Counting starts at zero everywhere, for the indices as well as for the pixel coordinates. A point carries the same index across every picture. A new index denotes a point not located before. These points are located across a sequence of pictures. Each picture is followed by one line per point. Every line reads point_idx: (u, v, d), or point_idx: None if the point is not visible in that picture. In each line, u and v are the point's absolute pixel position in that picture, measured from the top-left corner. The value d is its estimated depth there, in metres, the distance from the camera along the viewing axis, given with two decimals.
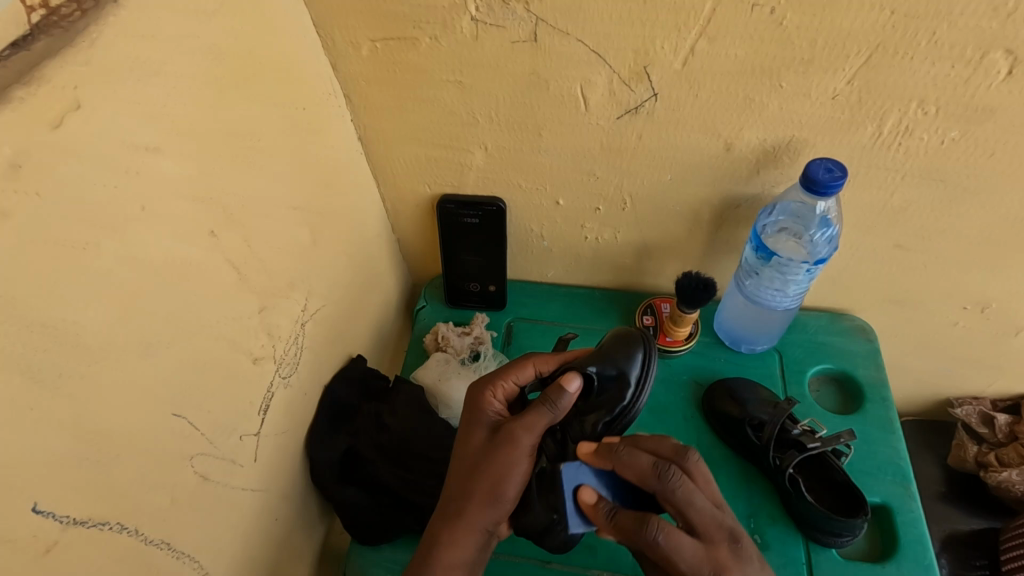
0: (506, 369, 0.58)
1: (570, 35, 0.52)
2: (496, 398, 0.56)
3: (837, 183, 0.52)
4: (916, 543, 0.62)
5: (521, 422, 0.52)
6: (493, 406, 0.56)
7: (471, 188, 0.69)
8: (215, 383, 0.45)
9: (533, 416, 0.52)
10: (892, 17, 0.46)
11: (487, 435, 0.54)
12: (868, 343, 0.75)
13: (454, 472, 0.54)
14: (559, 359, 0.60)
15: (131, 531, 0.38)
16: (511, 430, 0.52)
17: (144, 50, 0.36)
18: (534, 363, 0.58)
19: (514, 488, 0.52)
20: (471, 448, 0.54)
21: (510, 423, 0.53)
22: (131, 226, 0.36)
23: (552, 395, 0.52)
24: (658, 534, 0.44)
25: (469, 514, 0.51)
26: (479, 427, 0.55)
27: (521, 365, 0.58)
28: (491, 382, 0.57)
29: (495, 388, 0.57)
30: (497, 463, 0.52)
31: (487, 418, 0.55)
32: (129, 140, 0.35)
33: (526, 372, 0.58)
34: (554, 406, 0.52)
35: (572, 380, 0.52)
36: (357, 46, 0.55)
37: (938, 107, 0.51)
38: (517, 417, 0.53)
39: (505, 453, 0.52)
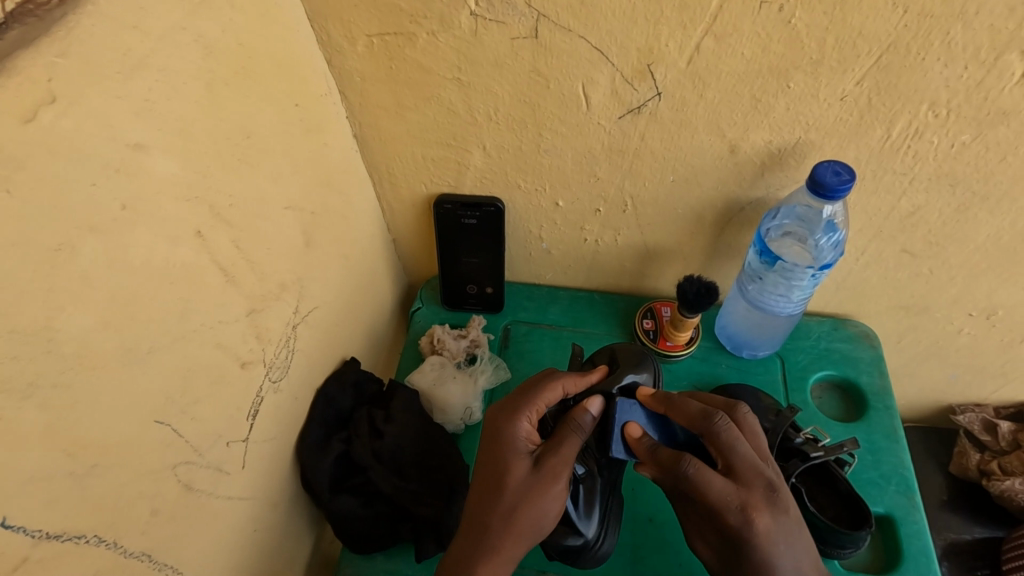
0: (537, 393, 0.56)
1: (573, 32, 0.50)
2: (528, 423, 0.54)
3: (844, 187, 0.51)
4: (920, 555, 0.61)
5: (564, 454, 0.51)
6: (526, 433, 0.53)
7: (470, 189, 0.68)
8: (202, 390, 0.43)
9: (569, 447, 0.52)
10: (905, 16, 0.45)
11: (528, 467, 0.51)
12: (873, 349, 0.74)
13: (490, 501, 0.50)
14: (583, 380, 0.59)
15: (110, 543, 0.37)
16: (554, 464, 0.51)
17: (127, 41, 0.34)
18: (563, 384, 0.58)
19: (551, 520, 0.50)
20: (511, 479, 0.50)
21: (553, 457, 0.51)
22: (114, 227, 0.34)
23: (583, 423, 0.53)
24: (687, 469, 0.46)
25: (507, 547, 0.48)
26: (519, 457, 0.51)
27: (552, 388, 0.56)
28: (527, 408, 0.55)
29: (528, 415, 0.54)
30: (541, 497, 0.50)
31: (524, 449, 0.52)
32: (111, 137, 0.34)
33: (555, 394, 0.56)
34: (584, 432, 0.53)
35: (595, 402, 0.54)
36: (353, 41, 0.54)
37: (949, 110, 0.50)
38: (558, 449, 0.51)
39: (548, 486, 0.50)
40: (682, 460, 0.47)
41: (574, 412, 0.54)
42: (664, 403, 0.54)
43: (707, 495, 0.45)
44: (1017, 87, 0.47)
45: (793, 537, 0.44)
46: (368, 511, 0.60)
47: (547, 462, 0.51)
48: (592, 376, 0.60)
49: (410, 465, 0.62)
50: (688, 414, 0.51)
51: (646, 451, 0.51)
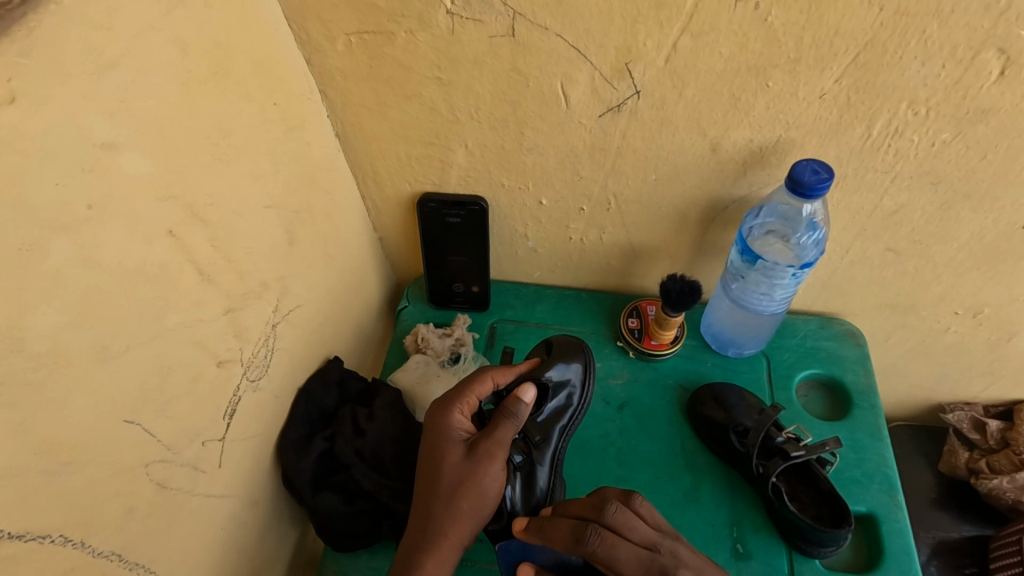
0: (467, 385, 0.57)
1: (550, 31, 0.50)
2: (462, 415, 0.55)
3: (822, 186, 0.51)
4: (902, 554, 0.61)
5: (495, 440, 0.52)
6: (460, 424, 0.54)
7: (454, 187, 0.68)
8: (177, 389, 0.43)
9: (502, 432, 0.53)
10: (882, 15, 0.44)
11: (462, 454, 0.52)
12: (858, 348, 0.73)
13: (431, 493, 0.51)
14: (513, 371, 0.61)
15: (80, 543, 0.37)
16: (489, 448, 0.52)
17: (96, 41, 0.34)
18: (492, 376, 0.59)
19: (493, 503, 0.52)
20: (447, 469, 0.52)
21: (486, 442, 0.52)
22: (82, 226, 0.34)
23: (517, 410, 0.54)
24: (592, 539, 0.46)
25: (451, 532, 0.50)
26: (454, 445, 0.53)
27: (481, 379, 0.57)
28: (459, 398, 0.56)
29: (461, 406, 0.55)
30: (477, 482, 0.51)
31: (458, 438, 0.53)
32: (77, 136, 0.33)
33: (486, 386, 0.57)
34: (517, 418, 0.54)
35: (526, 390, 0.55)
36: (332, 39, 0.54)
37: (929, 109, 0.50)
38: (490, 433, 0.53)
39: (484, 470, 0.51)
40: (586, 534, 0.47)
41: (506, 400, 0.55)
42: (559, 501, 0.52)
43: (615, 566, 0.45)
44: (995, 85, 0.47)
45: (711, 572, 0.45)
46: (349, 509, 0.60)
47: (482, 448, 0.52)
48: (522, 366, 0.62)
49: (392, 463, 0.62)
50: (582, 505, 0.51)
51: (536, 537, 0.50)
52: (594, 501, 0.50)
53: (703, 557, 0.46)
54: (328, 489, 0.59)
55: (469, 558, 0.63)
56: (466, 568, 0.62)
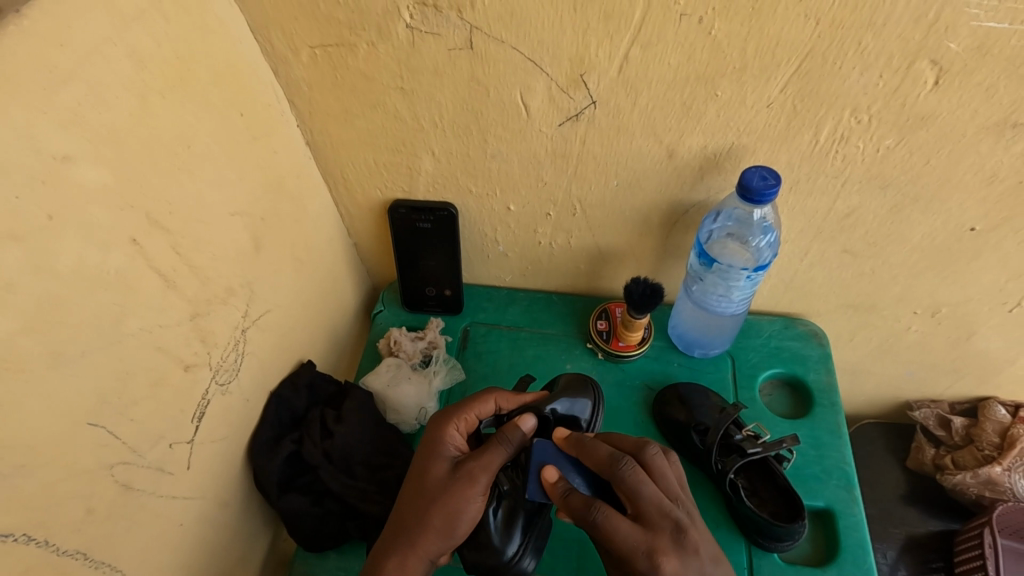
0: (470, 402, 0.58)
1: (505, 43, 0.52)
2: (458, 432, 0.57)
3: (770, 191, 0.53)
4: (857, 548, 0.63)
5: (481, 462, 0.53)
6: (454, 440, 0.56)
7: (423, 194, 0.69)
8: (140, 392, 0.45)
9: (491, 455, 0.53)
10: (818, 27, 0.46)
11: (447, 469, 0.54)
12: (820, 347, 0.75)
13: (410, 500, 0.53)
14: (518, 398, 0.61)
15: (40, 541, 0.38)
16: (471, 469, 0.53)
17: (55, 58, 0.36)
18: (495, 398, 0.60)
19: (466, 523, 0.53)
20: (431, 479, 0.53)
21: (471, 463, 0.53)
22: (38, 236, 0.36)
23: (512, 435, 0.54)
24: (641, 459, 0.51)
25: (418, 545, 0.51)
26: (441, 460, 0.54)
27: (484, 398, 0.59)
28: (458, 414, 0.57)
29: (458, 422, 0.57)
30: (455, 500, 0.52)
31: (448, 453, 0.55)
32: (32, 149, 0.35)
33: (488, 405, 0.59)
34: (509, 445, 0.54)
35: (526, 419, 0.56)
36: (296, 51, 0.55)
37: (871, 116, 0.52)
38: (479, 455, 0.53)
39: (463, 491, 0.52)
40: (646, 447, 0.51)
41: (504, 426, 0.56)
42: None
43: (614, 536, 0.46)
44: (931, 93, 0.49)
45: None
46: (318, 509, 0.61)
47: (465, 467, 0.53)
48: (530, 397, 0.62)
49: (361, 465, 0.64)
50: (627, 445, 0.53)
51: (611, 438, 0.55)
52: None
53: (714, 546, 0.46)
54: (297, 490, 0.61)
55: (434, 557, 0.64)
56: None
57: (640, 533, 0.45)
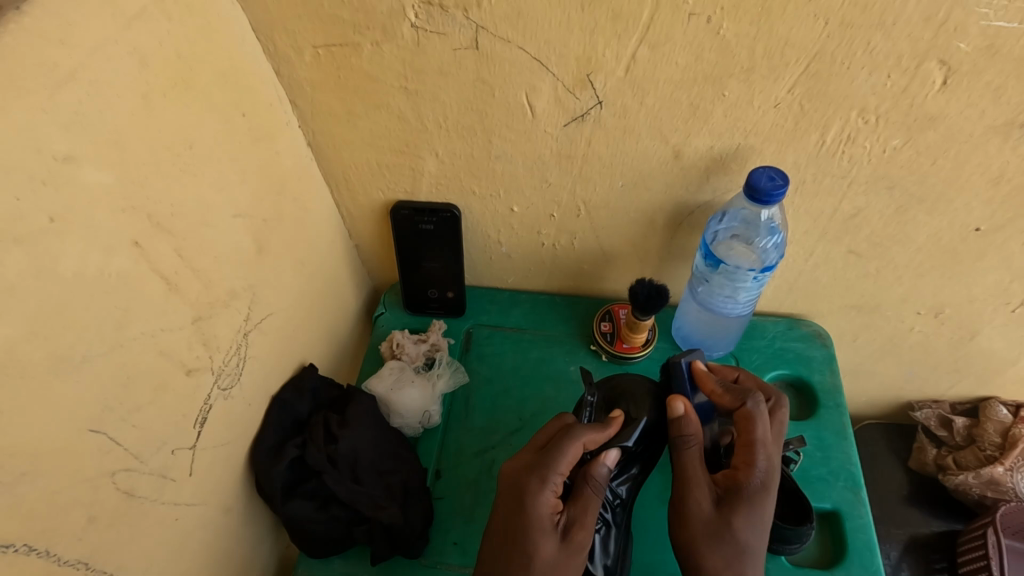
0: (559, 458, 0.52)
1: (512, 42, 0.51)
2: (552, 497, 0.51)
3: (779, 191, 0.52)
4: (864, 549, 0.62)
5: (586, 527, 0.51)
6: (551, 508, 0.51)
7: (426, 195, 0.69)
8: (142, 397, 0.44)
9: (592, 513, 0.52)
10: (828, 27, 0.46)
11: (555, 543, 0.50)
12: (824, 348, 0.75)
13: None
14: (602, 434, 0.55)
15: (43, 552, 0.37)
16: (582, 539, 0.51)
17: (58, 57, 0.35)
18: (584, 442, 0.54)
19: None
20: (541, 558, 0.49)
21: (580, 531, 0.51)
22: (40, 238, 0.35)
23: (602, 481, 0.53)
24: (759, 402, 0.55)
25: None
26: (546, 535, 0.50)
27: (572, 447, 0.53)
28: (554, 477, 0.51)
29: (552, 487, 0.51)
30: (569, 572, 0.50)
31: (550, 525, 0.51)
32: (35, 149, 0.34)
33: (575, 453, 0.53)
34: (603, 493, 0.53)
35: (612, 456, 0.53)
36: (300, 51, 0.55)
37: (878, 116, 0.52)
38: (584, 520, 0.51)
39: (575, 561, 0.50)
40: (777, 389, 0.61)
41: (591, 473, 0.53)
42: (720, 389, 0.58)
43: (759, 426, 0.54)
44: (940, 94, 0.49)
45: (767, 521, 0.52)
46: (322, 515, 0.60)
47: (574, 539, 0.50)
48: (611, 427, 0.56)
49: (368, 468, 0.62)
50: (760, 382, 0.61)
51: (720, 386, 0.58)
52: (738, 395, 0.57)
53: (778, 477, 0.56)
54: (301, 496, 0.60)
55: (442, 561, 0.64)
56: (439, 571, 0.63)
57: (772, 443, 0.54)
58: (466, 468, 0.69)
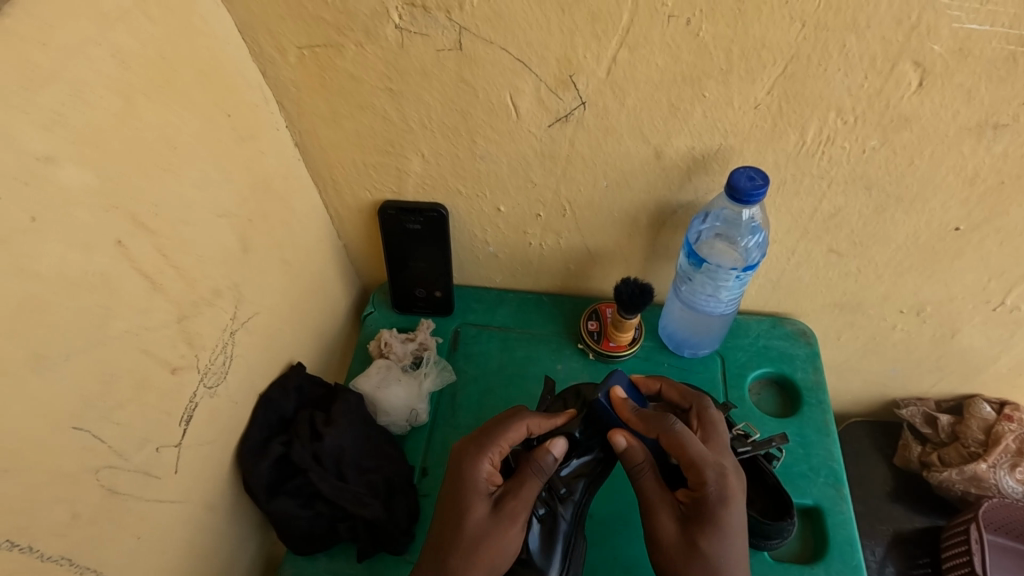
0: (501, 432, 0.57)
1: (494, 43, 0.52)
2: (490, 467, 0.55)
3: (758, 191, 0.53)
4: (845, 544, 0.63)
5: (519, 496, 0.54)
6: (489, 479, 0.55)
7: (413, 195, 0.69)
8: (125, 395, 0.44)
9: (529, 489, 0.54)
10: (803, 29, 0.47)
11: (487, 509, 0.53)
12: (808, 346, 0.76)
13: (449, 543, 0.52)
14: (548, 421, 0.60)
15: (21, 547, 0.37)
16: (513, 507, 0.53)
17: (38, 59, 0.35)
18: (527, 423, 0.58)
19: (507, 558, 0.53)
20: (471, 520, 0.52)
21: (511, 500, 0.53)
22: (21, 237, 0.35)
23: (544, 464, 0.55)
24: (675, 424, 0.55)
25: None
26: (479, 499, 0.53)
27: (515, 426, 0.57)
28: (492, 446, 0.56)
29: (490, 457, 0.56)
30: (496, 542, 0.52)
31: (486, 491, 0.54)
32: (14, 148, 0.34)
33: (519, 432, 0.57)
34: (543, 474, 0.55)
35: (557, 444, 0.55)
36: (284, 52, 0.55)
37: (856, 117, 0.52)
38: (518, 491, 0.54)
39: (505, 528, 0.52)
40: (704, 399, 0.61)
41: (536, 452, 0.56)
42: (635, 415, 0.58)
43: (688, 446, 0.54)
44: (915, 95, 0.50)
45: (741, 534, 0.52)
46: (307, 513, 0.61)
47: (506, 505, 0.53)
48: (560, 418, 0.60)
49: (352, 466, 0.63)
50: (682, 393, 0.63)
51: (631, 414, 0.58)
52: (651, 423, 0.56)
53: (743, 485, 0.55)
54: (286, 493, 0.60)
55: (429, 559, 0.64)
56: None
57: (713, 456, 0.54)
58: None
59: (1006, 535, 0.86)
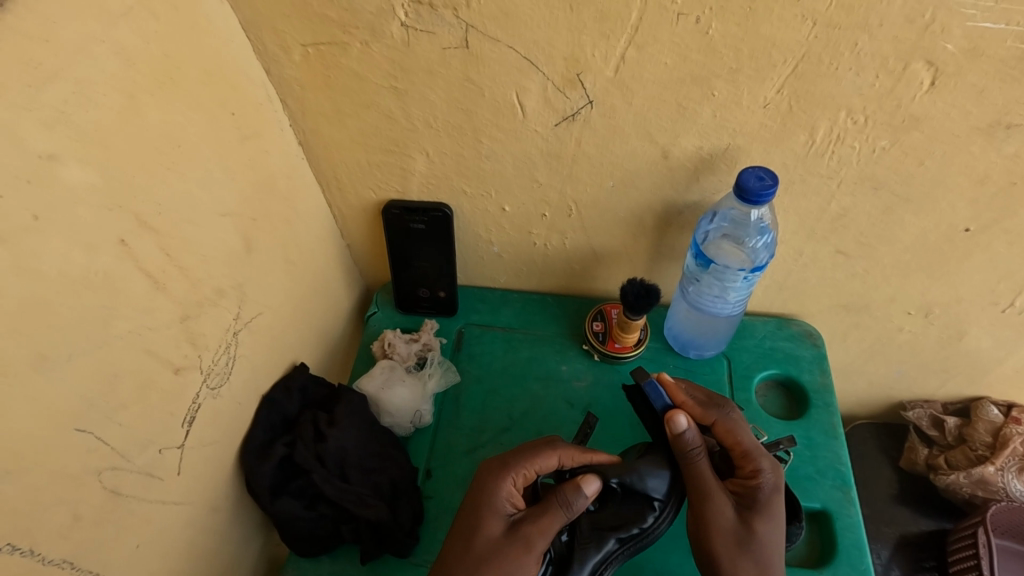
0: (530, 457, 0.56)
1: (501, 42, 0.51)
2: (513, 491, 0.55)
3: (767, 192, 0.53)
4: (853, 548, 0.63)
5: (536, 525, 0.51)
6: (510, 500, 0.54)
7: (417, 195, 0.69)
8: (128, 397, 0.44)
9: (549, 520, 0.52)
10: (815, 28, 0.46)
11: (500, 529, 0.52)
12: (815, 348, 0.75)
13: (450, 550, 0.53)
14: (584, 454, 0.58)
15: (23, 550, 0.37)
16: (528, 535, 0.51)
17: (40, 55, 0.35)
18: (560, 455, 0.57)
19: None
20: (481, 537, 0.52)
21: (527, 526, 0.52)
22: (23, 236, 0.35)
23: (570, 497, 0.52)
24: (732, 413, 0.60)
25: None
26: (495, 518, 0.53)
27: (546, 454, 0.56)
28: (516, 469, 0.55)
29: (514, 480, 0.55)
30: (505, 565, 0.50)
31: (504, 511, 0.54)
32: (16, 147, 0.34)
33: (549, 461, 0.56)
34: (569, 509, 0.52)
35: (590, 482, 0.52)
36: (288, 50, 0.55)
37: (867, 116, 0.52)
38: (537, 519, 0.52)
39: (517, 555, 0.51)
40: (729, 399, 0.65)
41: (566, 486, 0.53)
42: (689, 399, 0.61)
43: (742, 436, 0.58)
44: (927, 94, 0.49)
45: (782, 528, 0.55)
46: (309, 515, 0.60)
47: (521, 532, 0.51)
48: (598, 455, 0.58)
49: (355, 467, 0.63)
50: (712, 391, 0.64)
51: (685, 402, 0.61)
52: (708, 409, 0.60)
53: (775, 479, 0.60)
54: (289, 494, 0.59)
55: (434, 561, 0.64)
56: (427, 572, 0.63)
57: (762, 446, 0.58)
58: (456, 468, 0.69)
59: (1013, 538, 0.85)
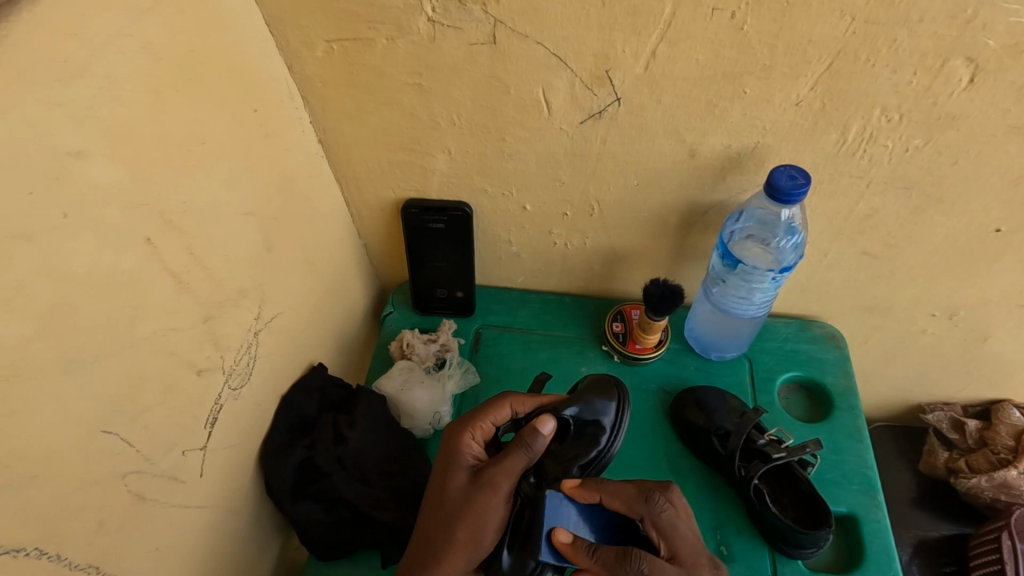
0: (485, 409, 0.58)
1: (529, 38, 0.50)
2: (473, 440, 0.56)
3: (799, 191, 0.52)
4: (882, 553, 0.62)
5: (499, 466, 0.51)
6: (471, 449, 0.55)
7: (437, 193, 0.68)
8: (152, 399, 0.43)
9: (511, 461, 0.52)
10: (853, 24, 0.45)
11: (465, 479, 0.53)
12: (838, 350, 0.74)
13: (427, 505, 0.53)
14: (534, 399, 0.60)
15: (51, 556, 0.36)
16: (491, 475, 0.51)
17: (69, 50, 0.34)
18: (511, 403, 0.59)
19: (491, 535, 0.51)
20: (449, 491, 0.52)
21: (487, 469, 0.52)
22: (52, 234, 0.34)
23: (530, 440, 0.52)
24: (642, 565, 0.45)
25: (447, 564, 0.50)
26: (459, 470, 0.54)
27: (498, 404, 0.58)
28: (470, 424, 0.57)
29: (474, 429, 0.56)
30: (472, 507, 0.50)
31: (466, 462, 0.54)
32: (46, 144, 0.33)
33: (502, 411, 0.58)
34: (530, 449, 0.52)
35: (545, 421, 0.52)
36: (312, 46, 0.54)
37: (902, 115, 0.51)
38: (497, 461, 0.52)
39: (484, 496, 0.51)
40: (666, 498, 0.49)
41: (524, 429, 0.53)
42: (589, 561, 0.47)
43: None
44: (964, 92, 0.48)
45: None
46: (328, 518, 0.60)
47: (483, 474, 0.51)
48: (547, 398, 0.60)
49: (375, 470, 0.62)
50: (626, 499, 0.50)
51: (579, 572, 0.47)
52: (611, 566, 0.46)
53: None
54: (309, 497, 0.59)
55: None
56: None
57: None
58: None
59: None
